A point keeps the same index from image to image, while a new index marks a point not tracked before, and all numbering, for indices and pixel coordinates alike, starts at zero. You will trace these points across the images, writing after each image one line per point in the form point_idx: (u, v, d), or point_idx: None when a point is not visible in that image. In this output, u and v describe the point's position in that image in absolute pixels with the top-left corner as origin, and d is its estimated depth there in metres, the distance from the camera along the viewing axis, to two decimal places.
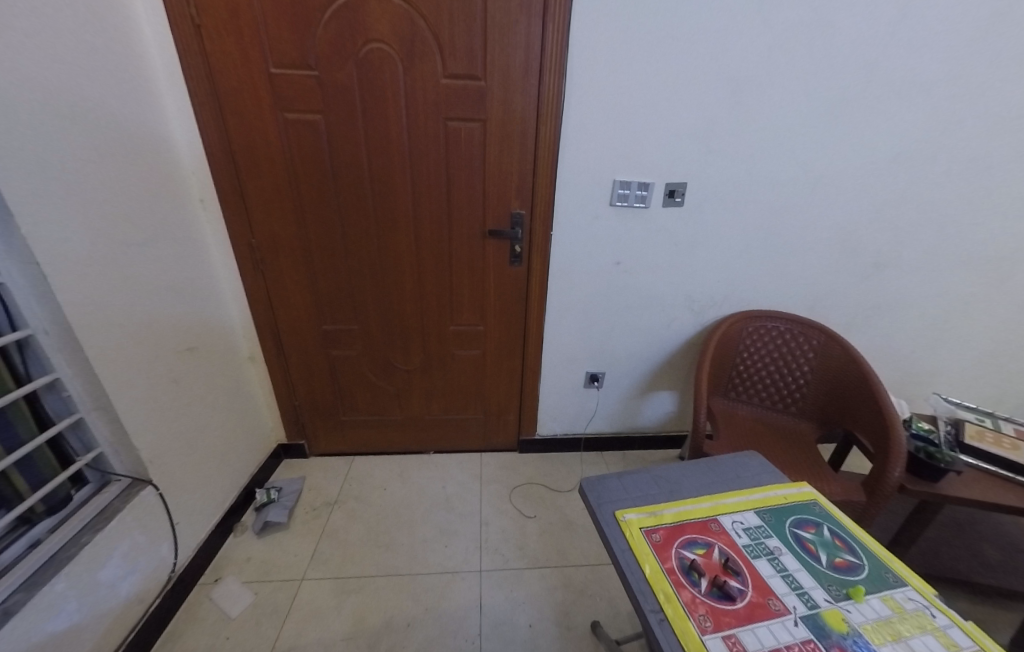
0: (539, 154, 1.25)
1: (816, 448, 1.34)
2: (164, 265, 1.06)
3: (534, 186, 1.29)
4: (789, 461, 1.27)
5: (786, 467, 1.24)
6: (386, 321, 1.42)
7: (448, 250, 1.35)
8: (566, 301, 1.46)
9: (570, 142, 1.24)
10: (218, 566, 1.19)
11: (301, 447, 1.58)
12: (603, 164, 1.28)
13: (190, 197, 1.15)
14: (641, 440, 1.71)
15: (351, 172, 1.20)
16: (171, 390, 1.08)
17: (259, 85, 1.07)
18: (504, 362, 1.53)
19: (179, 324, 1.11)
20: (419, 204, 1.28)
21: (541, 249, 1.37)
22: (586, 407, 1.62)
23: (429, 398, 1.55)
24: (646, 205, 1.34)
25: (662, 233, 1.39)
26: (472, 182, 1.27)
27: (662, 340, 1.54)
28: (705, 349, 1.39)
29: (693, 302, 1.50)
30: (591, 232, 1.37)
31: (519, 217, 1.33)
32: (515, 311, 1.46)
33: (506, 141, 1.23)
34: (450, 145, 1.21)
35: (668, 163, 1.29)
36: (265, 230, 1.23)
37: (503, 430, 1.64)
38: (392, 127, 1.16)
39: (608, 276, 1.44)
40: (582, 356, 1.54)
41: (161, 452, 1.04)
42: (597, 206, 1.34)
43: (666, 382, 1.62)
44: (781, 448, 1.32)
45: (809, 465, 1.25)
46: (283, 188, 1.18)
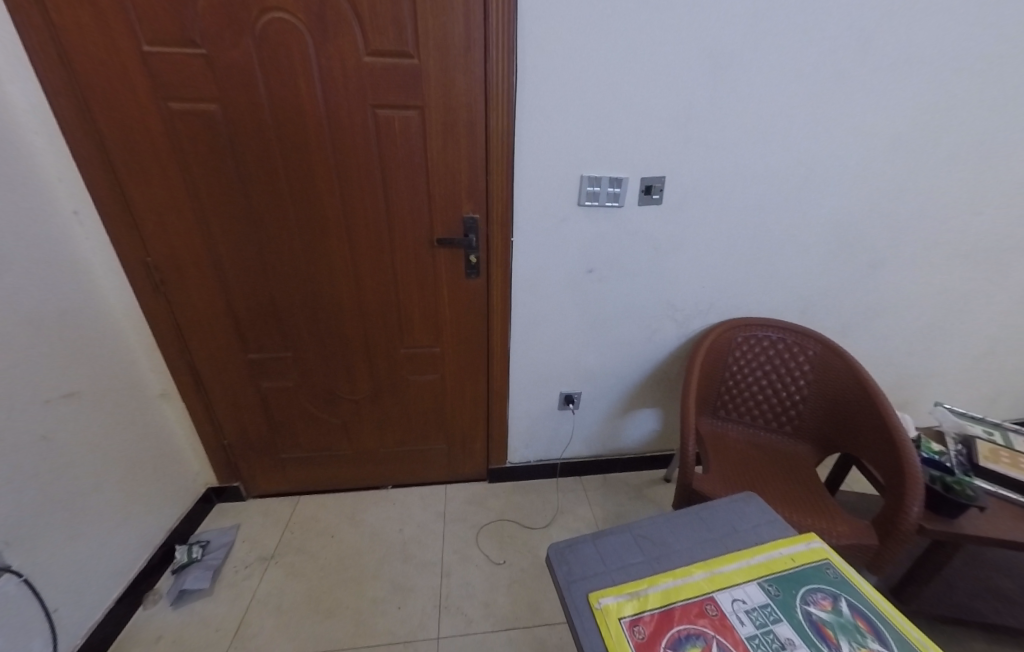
0: (492, 146, 1.06)
1: (817, 475, 1.18)
2: (16, 295, 0.85)
3: (488, 185, 1.11)
4: (789, 493, 1.11)
5: (785, 500, 1.08)
6: (324, 346, 1.23)
7: (391, 262, 1.17)
8: (534, 315, 1.28)
9: (527, 133, 1.05)
10: (119, 651, 0.99)
11: (236, 490, 1.39)
12: (568, 158, 1.09)
13: (60, 210, 0.95)
14: (623, 463, 1.54)
15: (261, 172, 1.03)
16: (39, 449, 0.87)
17: (131, 70, 0.89)
18: (467, 387, 1.35)
19: (49, 366, 0.90)
20: (351, 209, 1.10)
21: (501, 258, 1.19)
22: (561, 431, 1.45)
23: (382, 429, 1.37)
24: (620, 204, 1.16)
25: (638, 235, 1.21)
26: (412, 182, 1.09)
27: (643, 354, 1.37)
28: (693, 364, 1.22)
29: (677, 311, 1.32)
30: (557, 237, 1.19)
31: (473, 222, 1.15)
32: (476, 329, 1.28)
33: (449, 131, 1.04)
34: (381, 138, 1.04)
35: (644, 154, 1.11)
36: (161, 244, 1.06)
37: (471, 459, 1.46)
38: (308, 117, 0.99)
39: (578, 285, 1.25)
40: (553, 375, 1.37)
41: (25, 530, 0.84)
42: (563, 206, 1.15)
43: (649, 399, 1.45)
44: (778, 476, 1.17)
45: (813, 498, 1.09)
46: (179, 195, 1.02)
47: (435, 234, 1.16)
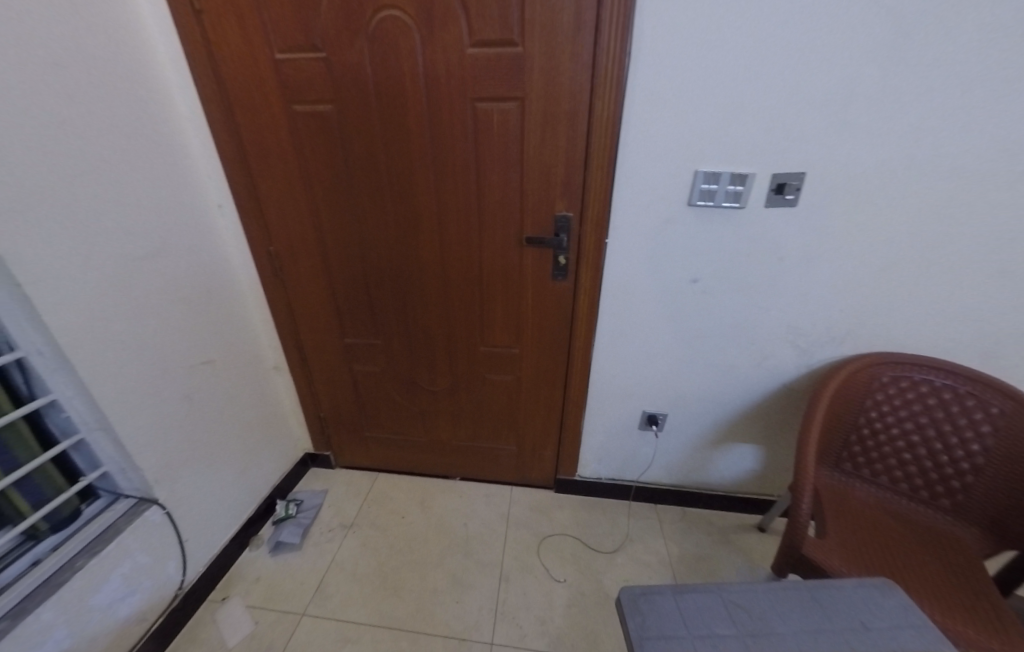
0: (593, 140, 0.97)
1: (985, 570, 0.89)
2: (172, 275, 1.01)
3: (585, 183, 1.03)
4: (939, 587, 0.85)
5: (933, 597, 0.83)
6: (409, 336, 1.28)
7: (477, 260, 1.16)
8: (622, 323, 1.17)
9: (633, 123, 0.94)
10: (229, 583, 1.16)
11: (328, 458, 1.54)
12: (680, 150, 0.95)
13: (207, 203, 1.12)
14: (708, 499, 1.36)
15: (366, 170, 1.08)
16: (182, 406, 1.04)
17: (265, 78, 0.98)
18: (542, 392, 1.30)
19: (193, 336, 1.07)
20: (444, 206, 1.11)
21: (592, 261, 1.10)
22: (639, 452, 1.33)
23: (456, 422, 1.40)
24: (742, 205, 0.98)
25: (760, 242, 1.01)
26: (505, 178, 1.06)
27: (749, 382, 1.17)
28: (815, 406, 0.99)
29: (800, 336, 1.09)
30: (658, 241, 1.06)
31: (565, 222, 1.07)
32: (557, 335, 1.22)
33: (548, 124, 0.98)
34: (478, 134, 1.01)
35: (780, 145, 0.91)
36: (282, 234, 1.18)
37: (539, 466, 1.42)
38: (411, 114, 1.00)
39: (677, 294, 1.11)
40: (637, 390, 1.25)
41: (169, 471, 1.01)
42: (668, 206, 1.02)
43: (750, 433, 1.24)
44: (924, 561, 0.91)
45: (978, 601, 0.82)
46: (298, 190, 1.12)
47: (524, 233, 1.11)
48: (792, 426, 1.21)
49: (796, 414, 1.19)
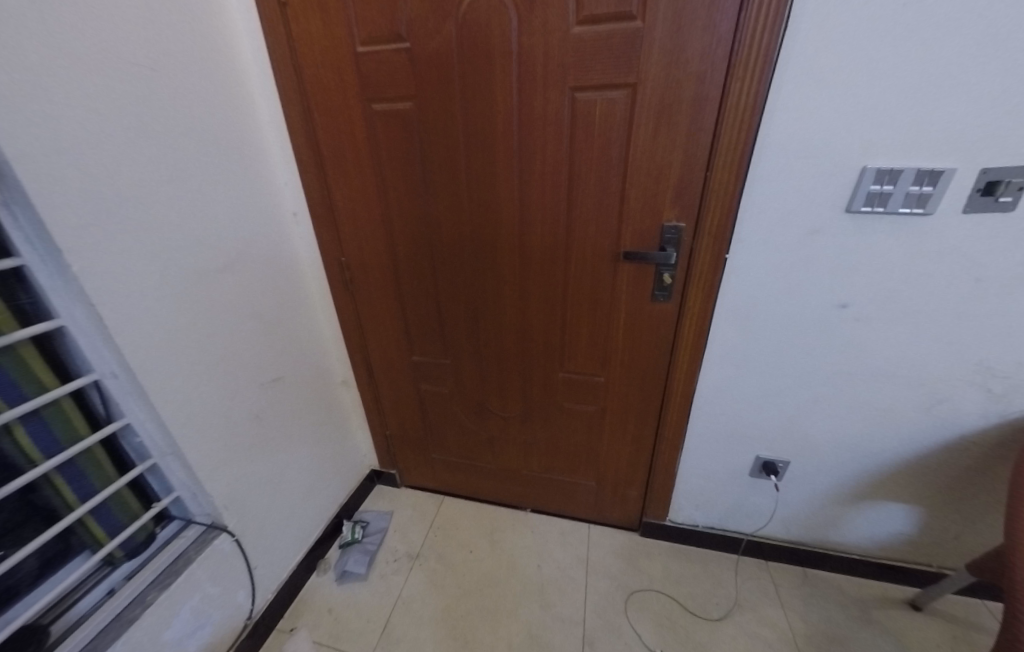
0: (723, 133, 0.79)
1: None
2: (247, 290, 0.96)
3: (705, 186, 0.84)
4: None
5: None
6: (480, 357, 1.17)
7: (562, 276, 1.01)
8: (738, 352, 0.98)
9: (779, 109, 0.75)
10: (296, 610, 1.11)
11: (392, 477, 1.47)
12: (846, 142, 0.75)
13: (283, 211, 1.07)
14: (836, 562, 1.12)
15: (445, 173, 0.97)
16: (253, 427, 0.99)
17: (346, 75, 0.91)
18: (630, 427, 1.14)
19: (265, 353, 1.02)
20: (529, 214, 0.97)
21: (706, 280, 0.92)
22: (748, 502, 1.12)
23: (528, 451, 1.27)
24: (930, 211, 0.75)
25: (948, 256, 0.78)
26: (604, 181, 0.90)
27: (908, 430, 0.93)
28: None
29: (994, 378, 0.84)
30: (799, 256, 0.85)
31: (675, 233, 0.90)
32: (654, 363, 1.04)
33: (665, 115, 0.81)
34: (575, 129, 0.86)
35: (999, 131, 0.68)
36: (354, 246, 1.11)
37: (622, 505, 1.26)
38: (499, 109, 0.87)
39: (819, 320, 0.90)
40: (752, 431, 1.05)
41: (239, 496, 0.96)
42: (818, 212, 0.81)
43: (903, 492, 0.99)
44: None
45: None
46: (371, 198, 1.04)
47: (622, 246, 0.95)
48: (965, 488, 0.95)
49: (974, 474, 0.93)
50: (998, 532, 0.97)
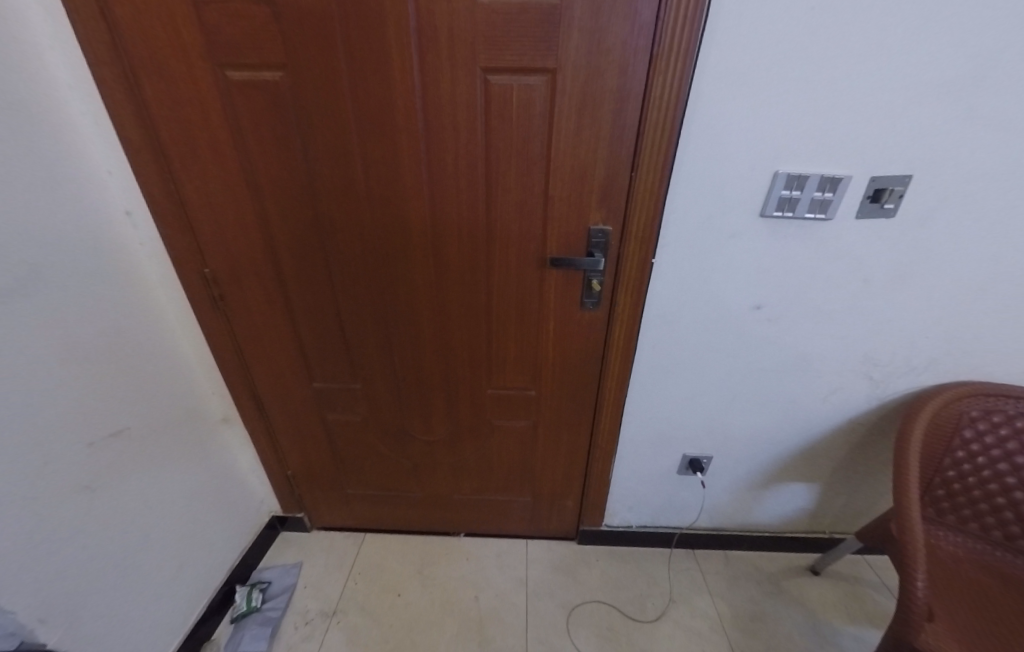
0: (646, 131, 0.73)
1: None
2: (52, 321, 0.69)
3: (629, 188, 0.79)
4: None
5: None
6: (396, 378, 1.02)
7: (483, 285, 0.90)
8: (665, 357, 0.97)
9: (700, 108, 0.71)
10: None
11: (300, 520, 1.26)
12: (760, 146, 0.74)
13: (110, 208, 0.79)
14: (752, 541, 1.20)
15: (335, 164, 0.79)
16: (80, 503, 0.73)
17: (188, 29, 0.69)
18: (564, 439, 1.09)
19: (93, 404, 0.76)
20: (442, 214, 0.83)
21: (634, 286, 0.88)
22: (677, 497, 1.15)
23: (458, 473, 1.16)
24: (830, 216, 0.78)
25: (844, 259, 0.83)
26: (525, 180, 0.80)
27: (810, 418, 1.01)
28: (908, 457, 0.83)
29: (876, 367, 0.93)
30: (719, 261, 0.85)
31: (602, 237, 0.84)
32: (585, 373, 1.00)
33: (587, 107, 0.73)
34: (489, 118, 0.75)
35: (886, 143, 0.72)
36: (220, 253, 0.88)
37: (558, 516, 1.22)
38: (397, 88, 0.73)
39: (736, 322, 0.91)
40: (678, 432, 1.06)
41: (60, 601, 0.70)
42: (735, 218, 0.81)
43: (805, 472, 1.08)
44: None
45: None
46: (239, 192, 0.82)
47: (548, 252, 0.86)
48: (852, 464, 1.06)
49: (858, 450, 1.04)
50: (875, 497, 1.11)
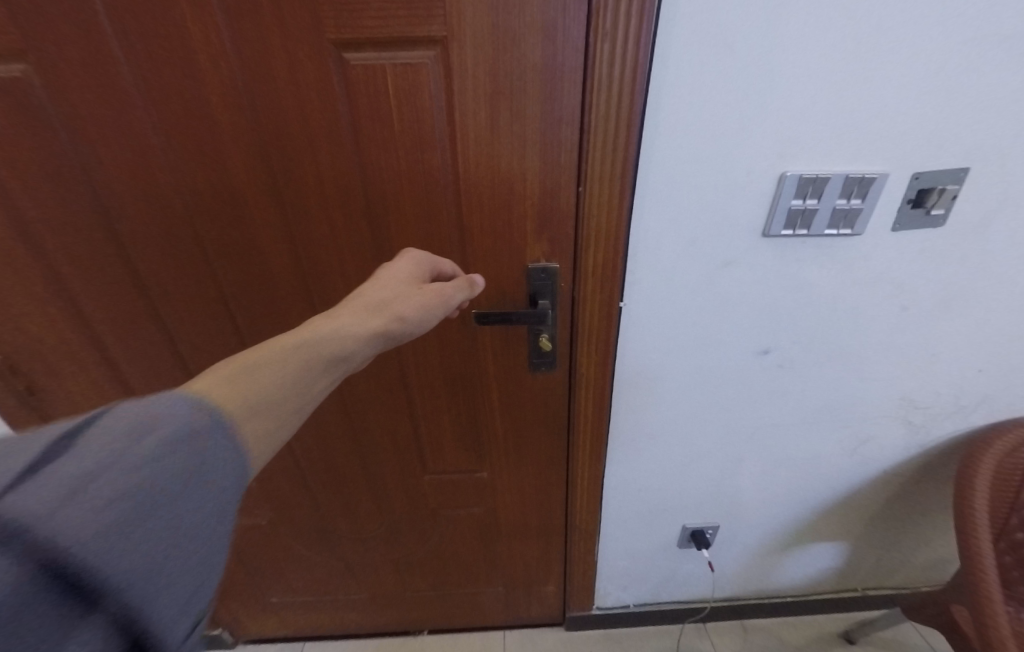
0: (592, 125, 0.50)
1: None
2: None
3: (577, 209, 0.56)
4: None
5: None
6: (305, 472, 0.79)
7: (394, 351, 0.67)
8: (649, 419, 0.75)
9: (668, 89, 0.48)
10: None
11: (221, 638, 1.02)
12: (758, 141, 0.51)
13: None
14: (771, 608, 1.00)
15: (150, 207, 0.55)
16: None
17: None
18: (533, 521, 0.87)
19: None
20: (319, 264, 0.60)
21: (598, 338, 0.65)
22: (677, 570, 0.95)
23: (407, 567, 0.94)
24: (858, 233, 0.56)
25: (877, 282, 0.61)
26: (427, 207, 0.56)
27: (835, 476, 0.80)
28: (981, 550, 0.65)
29: (916, 411, 0.72)
30: (709, 298, 0.63)
31: (546, 277, 0.60)
32: (546, 446, 0.77)
33: (502, 99, 0.49)
34: (359, 121, 0.51)
35: (934, 127, 0.50)
36: (18, 341, 0.64)
37: (537, 601, 1.00)
38: (211, 89, 0.48)
39: (738, 372, 0.69)
40: (671, 501, 0.85)
41: None
42: (729, 241, 0.58)
43: (828, 533, 0.88)
44: None
45: None
46: (20, 258, 0.57)
47: (477, 303, 0.63)
48: (885, 520, 0.86)
49: (894, 506, 0.84)
50: (915, 552, 0.91)
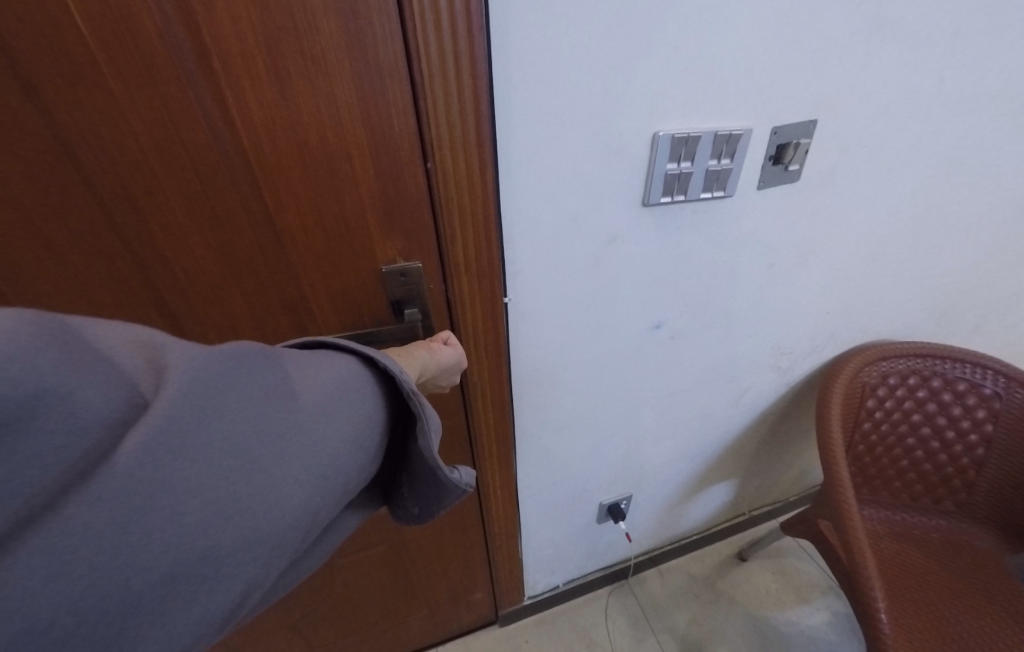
0: (425, 74, 0.36)
1: (1011, 585, 0.74)
2: None
3: (432, 191, 0.42)
4: (976, 624, 0.68)
5: (977, 643, 0.66)
6: None
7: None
8: (553, 412, 0.69)
9: (516, 24, 0.37)
10: None
11: None
12: (628, 96, 0.44)
13: None
14: (682, 547, 1.09)
15: None
16: None
17: None
18: (448, 541, 0.79)
19: None
20: (47, 296, 0.39)
21: (485, 343, 0.55)
22: (599, 542, 0.96)
23: (308, 625, 0.79)
24: (730, 193, 0.54)
25: (747, 244, 0.61)
26: (208, 203, 0.38)
27: (724, 425, 0.85)
28: (840, 466, 0.73)
29: (783, 355, 0.78)
30: (597, 279, 0.57)
31: (412, 280, 0.47)
32: (446, 466, 0.68)
33: (284, 34, 0.33)
34: (31, 66, 0.30)
35: (787, 77, 0.48)
36: None
37: (468, 611, 0.94)
38: None
39: (633, 349, 0.66)
40: (587, 483, 0.83)
41: None
42: (608, 216, 0.52)
43: (723, 473, 0.96)
44: (953, 592, 0.73)
45: (1010, 623, 0.68)
46: None
47: (320, 323, 0.48)
48: (765, 450, 0.97)
49: (771, 437, 0.94)
50: (786, 470, 1.05)
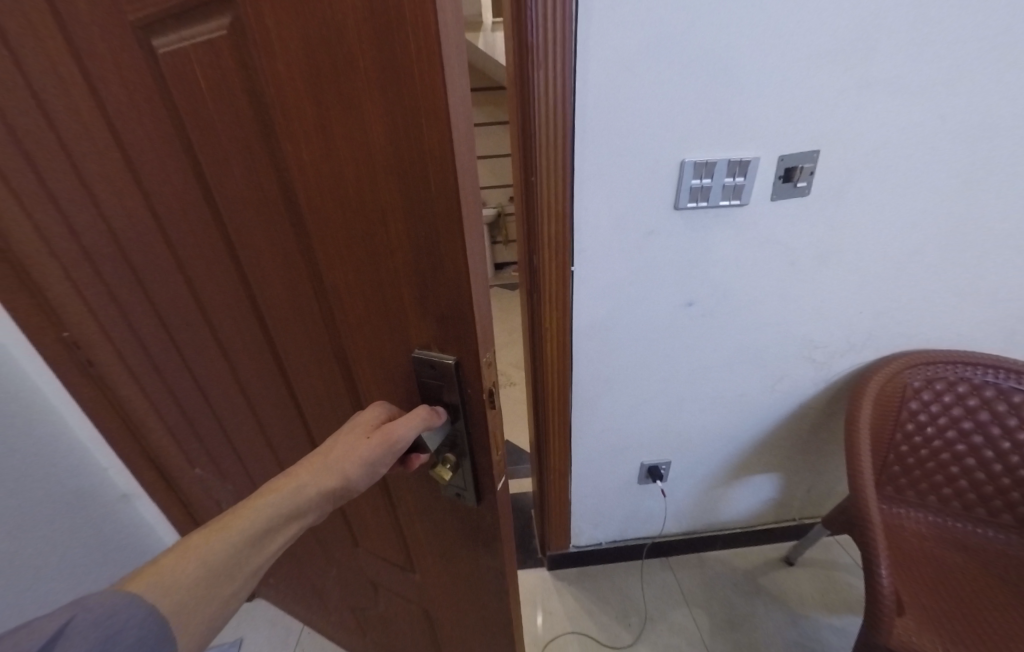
0: (538, 133, 0.65)
1: None
2: None
3: (534, 198, 0.71)
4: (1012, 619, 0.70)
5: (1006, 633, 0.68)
6: None
7: (295, 388, 0.57)
8: (602, 369, 0.91)
9: (590, 104, 0.65)
10: None
11: None
12: (661, 138, 0.68)
13: None
14: (724, 539, 1.16)
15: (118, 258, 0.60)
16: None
17: None
18: (470, 632, 0.66)
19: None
20: (231, 303, 0.54)
21: (557, 301, 0.80)
22: (640, 506, 1.10)
23: (360, 595, 0.89)
24: (745, 201, 0.74)
25: (767, 244, 0.78)
26: (293, 260, 0.42)
27: (761, 410, 0.97)
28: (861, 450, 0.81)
29: (817, 350, 0.90)
30: (638, 262, 0.80)
31: (441, 377, 0.38)
32: (484, 570, 0.54)
33: (331, 114, 0.30)
34: (216, 157, 0.41)
35: (788, 121, 0.68)
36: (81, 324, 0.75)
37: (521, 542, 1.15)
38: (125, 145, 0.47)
39: (670, 323, 0.86)
40: (630, 442, 1.01)
41: None
42: (648, 215, 0.75)
43: (765, 464, 1.05)
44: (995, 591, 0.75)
45: None
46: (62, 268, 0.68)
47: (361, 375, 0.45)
48: (810, 450, 1.03)
49: (815, 436, 1.01)
50: (839, 479, 1.08)
